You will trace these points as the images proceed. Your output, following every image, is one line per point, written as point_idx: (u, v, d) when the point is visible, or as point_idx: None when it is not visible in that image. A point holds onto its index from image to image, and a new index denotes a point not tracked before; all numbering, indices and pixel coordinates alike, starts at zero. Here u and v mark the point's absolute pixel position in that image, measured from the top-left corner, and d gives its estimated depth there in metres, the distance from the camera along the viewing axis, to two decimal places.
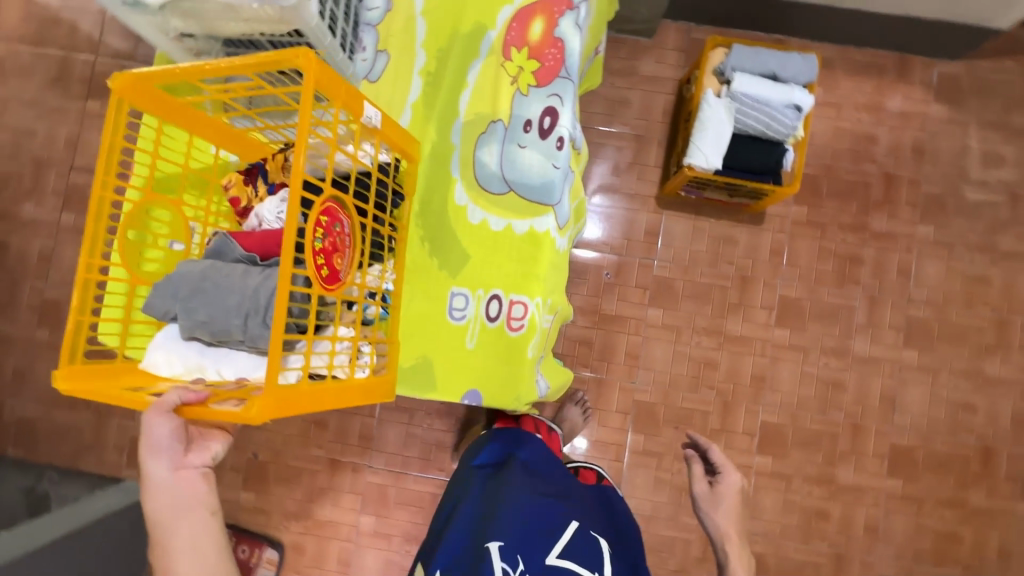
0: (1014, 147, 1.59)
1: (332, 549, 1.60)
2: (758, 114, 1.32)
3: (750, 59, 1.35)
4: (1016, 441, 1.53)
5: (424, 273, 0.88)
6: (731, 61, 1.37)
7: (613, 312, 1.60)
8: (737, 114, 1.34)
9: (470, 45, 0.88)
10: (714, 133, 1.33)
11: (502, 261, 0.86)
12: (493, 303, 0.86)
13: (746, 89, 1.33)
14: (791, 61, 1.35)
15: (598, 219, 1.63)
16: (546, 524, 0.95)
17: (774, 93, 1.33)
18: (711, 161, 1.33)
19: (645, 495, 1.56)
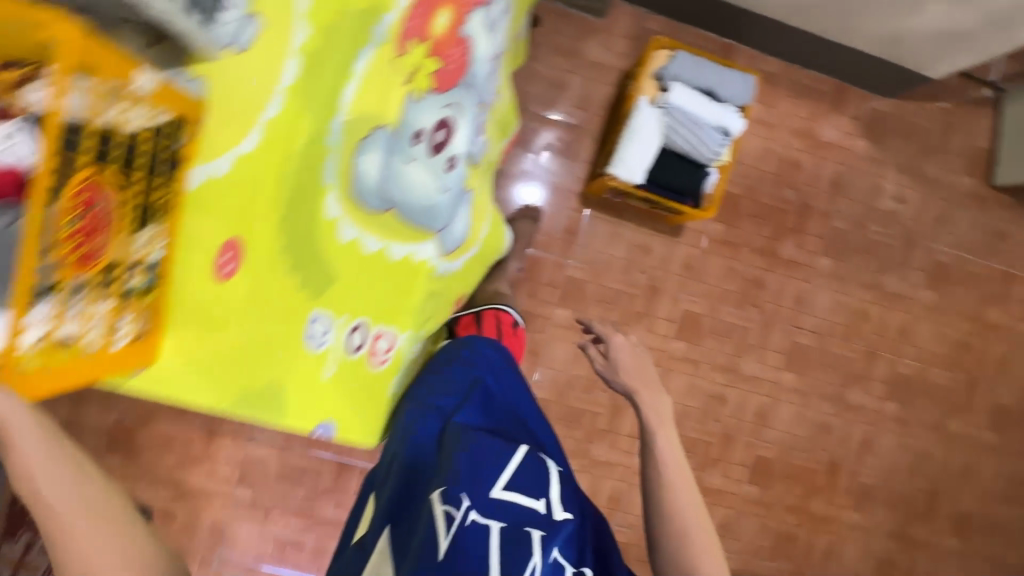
0: (919, 193, 1.66)
1: (204, 518, 1.55)
2: (687, 132, 1.27)
3: (691, 69, 1.28)
4: (859, 460, 1.71)
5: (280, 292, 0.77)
6: (672, 68, 1.29)
7: (521, 308, 1.57)
8: (667, 129, 1.28)
9: (356, 6, 0.69)
10: (642, 145, 1.27)
11: (371, 287, 0.81)
12: (355, 334, 0.84)
13: (681, 102, 1.27)
14: (731, 79, 1.29)
15: (547, 189, 1.56)
16: (489, 447, 0.84)
17: (706, 112, 1.28)
18: (634, 175, 1.28)
19: None
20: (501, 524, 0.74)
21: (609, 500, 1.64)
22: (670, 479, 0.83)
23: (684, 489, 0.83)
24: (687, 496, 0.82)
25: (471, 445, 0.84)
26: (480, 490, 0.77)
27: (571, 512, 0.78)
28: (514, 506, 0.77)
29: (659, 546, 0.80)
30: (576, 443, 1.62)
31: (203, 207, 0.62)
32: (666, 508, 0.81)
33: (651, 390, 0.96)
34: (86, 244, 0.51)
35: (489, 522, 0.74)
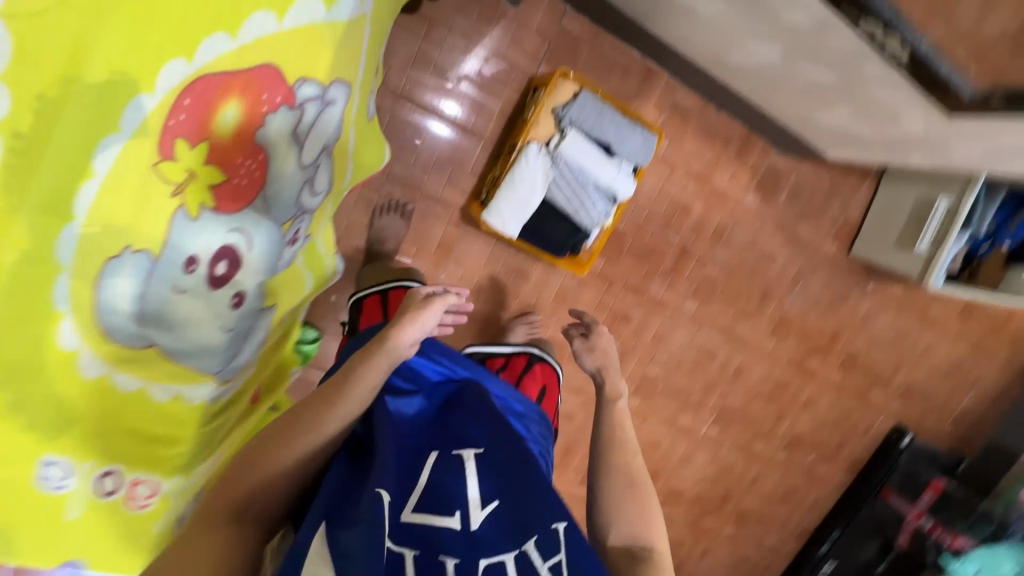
0: (787, 251, 1.73)
1: None
2: (573, 188, 1.16)
3: (591, 117, 1.14)
4: (675, 470, 1.96)
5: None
6: (572, 110, 1.14)
7: None
8: (553, 179, 1.16)
9: (93, 81, 0.45)
10: (522, 194, 1.15)
11: (130, 430, 0.67)
12: (108, 479, 0.69)
13: (573, 154, 1.15)
14: (631, 137, 1.17)
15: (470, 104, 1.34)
16: (407, 448, 0.67)
17: (597, 168, 1.16)
18: (508, 225, 1.16)
19: None
20: (415, 553, 0.59)
21: None
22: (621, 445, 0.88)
23: (632, 457, 0.87)
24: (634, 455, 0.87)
25: (395, 437, 0.68)
26: (397, 503, 0.60)
27: (502, 503, 0.65)
28: (429, 529, 0.61)
29: (603, 502, 0.82)
30: None
31: None
32: (614, 463, 0.85)
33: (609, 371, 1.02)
34: None
35: (403, 551, 0.58)
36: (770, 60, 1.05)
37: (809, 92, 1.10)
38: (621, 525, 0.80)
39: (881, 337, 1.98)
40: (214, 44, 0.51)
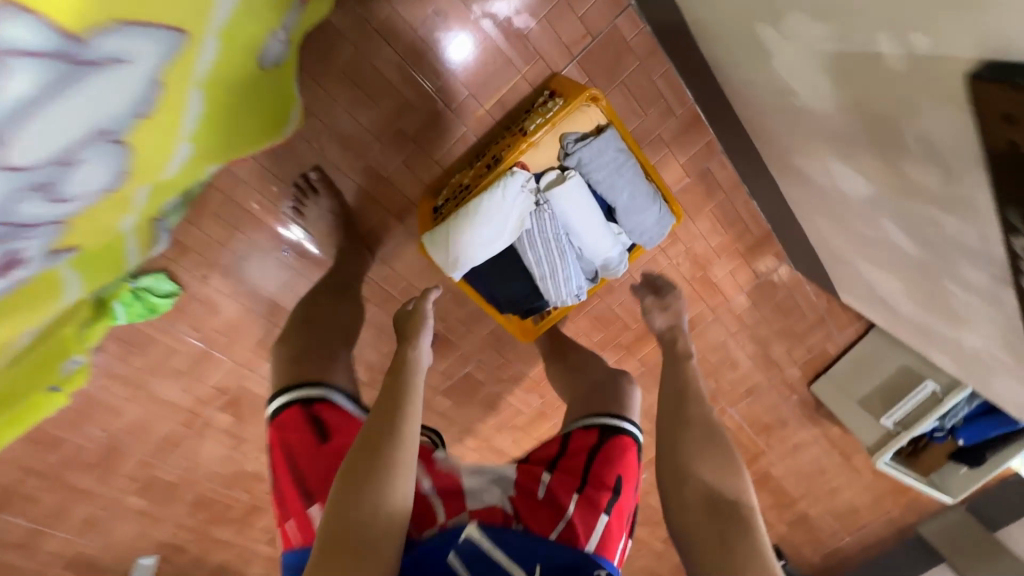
0: (751, 366, 1.55)
1: None
2: (553, 250, 0.88)
3: (608, 167, 0.86)
4: None
5: None
6: (586, 150, 0.85)
7: (267, 295, 1.18)
8: (530, 230, 0.87)
9: None
10: (484, 233, 0.85)
11: None
12: None
13: (567, 207, 0.86)
14: (646, 209, 0.90)
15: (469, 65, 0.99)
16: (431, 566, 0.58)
17: (590, 235, 0.89)
18: (455, 263, 0.88)
19: (207, 462, 1.39)
20: None
21: None
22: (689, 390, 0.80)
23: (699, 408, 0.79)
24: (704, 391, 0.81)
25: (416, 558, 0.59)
26: None
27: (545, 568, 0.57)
28: None
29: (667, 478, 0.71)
30: None
31: None
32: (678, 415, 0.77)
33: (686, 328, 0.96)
34: None
35: None
36: (847, 192, 0.79)
37: (870, 244, 0.86)
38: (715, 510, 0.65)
39: (800, 470, 1.89)
40: None
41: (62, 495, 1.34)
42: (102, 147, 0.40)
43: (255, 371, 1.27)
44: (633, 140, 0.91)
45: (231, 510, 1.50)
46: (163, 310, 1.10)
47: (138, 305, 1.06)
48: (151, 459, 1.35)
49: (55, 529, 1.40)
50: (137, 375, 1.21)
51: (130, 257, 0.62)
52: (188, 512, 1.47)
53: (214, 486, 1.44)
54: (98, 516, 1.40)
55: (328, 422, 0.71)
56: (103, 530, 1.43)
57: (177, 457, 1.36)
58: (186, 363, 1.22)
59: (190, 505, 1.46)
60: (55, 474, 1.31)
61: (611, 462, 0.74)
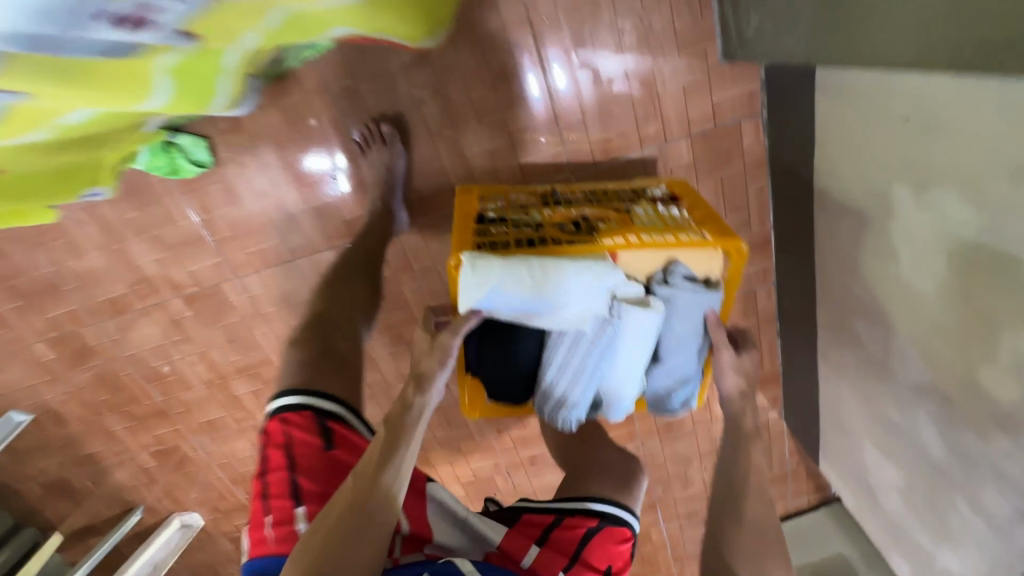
0: (700, 494, 1.51)
1: None
2: (579, 364, 0.81)
3: (683, 321, 0.81)
4: None
5: None
6: (681, 292, 0.78)
7: (292, 213, 1.11)
8: (583, 333, 0.79)
9: None
10: (539, 304, 0.76)
11: None
12: None
13: (624, 338, 0.78)
14: (684, 382, 0.87)
15: (595, 96, 1.00)
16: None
17: (621, 377, 0.82)
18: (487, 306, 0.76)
19: (137, 345, 1.27)
20: None
21: (207, 420, 1.39)
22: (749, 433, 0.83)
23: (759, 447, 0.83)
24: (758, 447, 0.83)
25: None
26: None
27: None
28: None
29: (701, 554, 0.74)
30: (222, 361, 1.29)
31: None
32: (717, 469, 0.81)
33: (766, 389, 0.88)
34: None
35: None
36: (897, 373, 0.81)
37: (885, 432, 0.88)
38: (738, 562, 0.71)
39: None
40: None
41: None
42: None
43: (238, 279, 1.19)
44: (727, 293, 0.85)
45: (134, 404, 1.36)
46: (182, 176, 1.04)
47: (162, 159, 1.00)
48: (83, 314, 1.22)
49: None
50: (119, 225, 1.11)
51: (218, 100, 0.78)
52: (90, 385, 1.33)
53: (132, 372, 1.32)
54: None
55: (330, 425, 0.80)
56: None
57: (111, 325, 1.24)
58: (176, 239, 1.13)
59: (97, 377, 1.32)
60: None
61: (603, 548, 0.78)
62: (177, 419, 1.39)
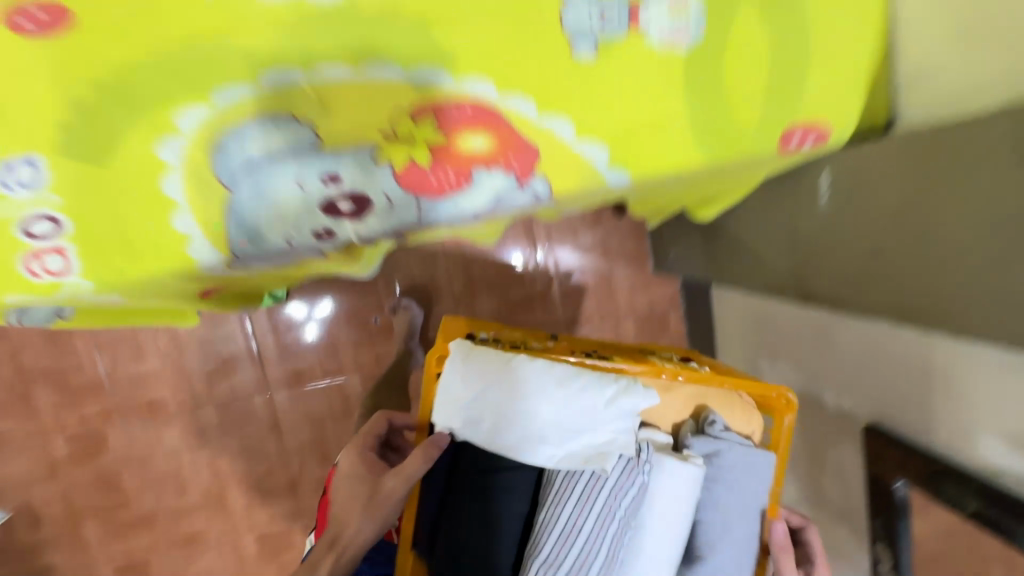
0: None
1: None
2: (592, 518, 0.87)
3: (734, 490, 0.96)
4: None
5: (63, 83, 0.55)
6: (732, 455, 0.95)
7: (335, 343, 1.42)
8: (608, 477, 0.88)
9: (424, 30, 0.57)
10: (553, 430, 0.87)
11: (124, 210, 0.57)
12: (43, 223, 0.57)
13: (661, 496, 0.91)
14: (723, 564, 0.94)
15: (573, 284, 1.49)
16: None
17: (647, 540, 0.91)
18: (477, 422, 0.88)
19: (152, 449, 1.40)
20: None
21: (188, 535, 1.44)
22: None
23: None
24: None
25: None
26: None
27: None
28: None
29: None
30: (228, 470, 1.42)
31: None
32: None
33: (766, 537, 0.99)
34: None
35: None
36: None
37: None
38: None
39: None
40: (485, 89, 0.60)
41: (12, 395, 1.33)
42: (473, 222, 0.74)
43: (273, 394, 1.41)
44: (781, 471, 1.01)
45: (121, 510, 1.40)
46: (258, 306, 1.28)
47: None
48: (116, 412, 1.37)
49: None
50: (187, 338, 1.36)
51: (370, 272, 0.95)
52: (85, 486, 1.39)
53: (135, 474, 1.40)
54: (10, 437, 1.34)
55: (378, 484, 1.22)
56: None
57: (137, 426, 1.38)
58: (231, 354, 1.38)
59: (96, 478, 1.39)
60: (32, 373, 1.33)
61: None
62: (157, 531, 1.43)
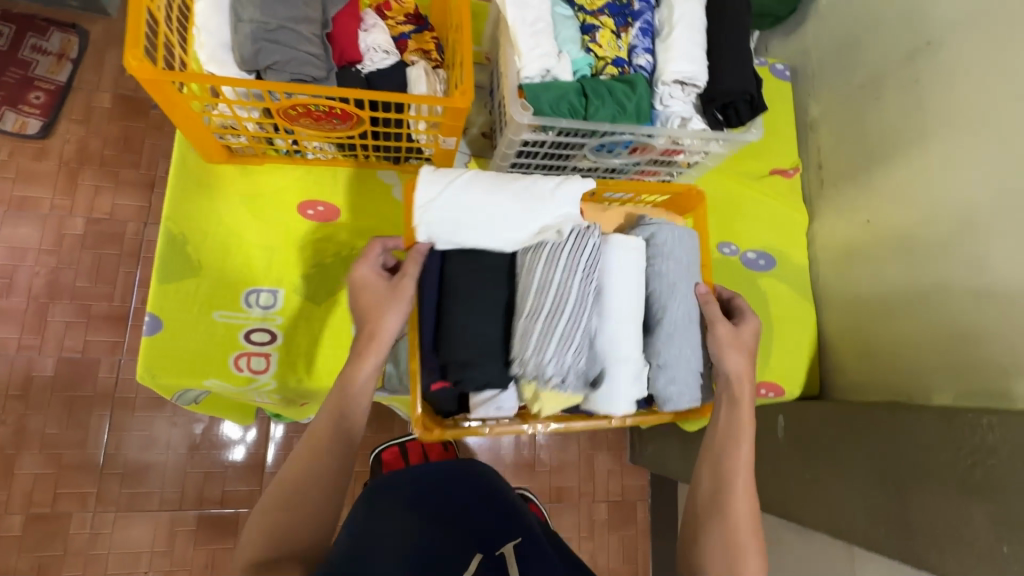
0: None
1: (35, 193, 1.43)
2: (576, 286, 0.61)
3: (680, 266, 0.69)
4: None
5: (314, 245, 0.84)
6: (665, 230, 0.69)
7: None
8: (564, 242, 0.62)
9: None
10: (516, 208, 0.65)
11: (319, 336, 0.80)
12: (261, 332, 0.78)
13: (619, 276, 0.64)
14: (686, 349, 0.68)
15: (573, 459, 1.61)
16: None
17: (615, 317, 0.64)
18: (445, 240, 0.65)
19: (110, 546, 1.31)
20: None
21: None
22: (735, 472, 0.67)
23: (746, 522, 0.65)
24: (747, 511, 0.66)
25: None
26: None
27: None
28: None
29: None
30: None
31: (364, 181, 0.87)
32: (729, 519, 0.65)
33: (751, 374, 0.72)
34: (320, 116, 0.71)
35: None
36: None
37: None
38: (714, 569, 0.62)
39: None
40: None
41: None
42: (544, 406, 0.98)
43: None
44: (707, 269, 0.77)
45: None
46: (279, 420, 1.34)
47: None
48: (91, 498, 1.32)
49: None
50: (201, 432, 1.38)
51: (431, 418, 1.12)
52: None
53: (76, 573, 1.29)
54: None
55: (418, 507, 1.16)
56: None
57: (107, 518, 1.32)
58: (233, 459, 1.39)
59: (31, 569, 1.28)
60: (31, 438, 1.32)
61: None
62: None
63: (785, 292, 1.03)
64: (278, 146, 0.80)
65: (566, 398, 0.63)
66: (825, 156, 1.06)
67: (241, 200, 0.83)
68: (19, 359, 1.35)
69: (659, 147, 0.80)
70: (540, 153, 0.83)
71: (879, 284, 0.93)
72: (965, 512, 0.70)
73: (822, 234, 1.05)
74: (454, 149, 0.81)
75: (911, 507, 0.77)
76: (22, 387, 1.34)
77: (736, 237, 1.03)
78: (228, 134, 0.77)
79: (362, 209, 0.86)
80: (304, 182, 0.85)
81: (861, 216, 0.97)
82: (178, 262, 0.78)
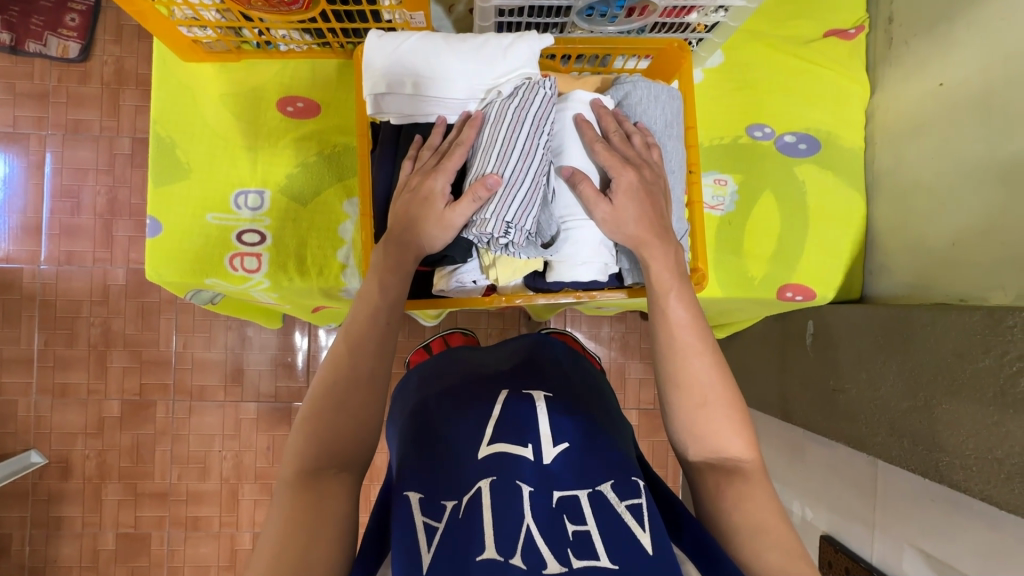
0: None
1: (72, 96, 1.31)
2: (530, 141, 0.56)
3: (655, 126, 0.66)
4: None
5: (296, 146, 0.82)
6: (640, 88, 0.66)
7: None
8: (515, 96, 0.58)
9: None
10: (469, 62, 0.61)
11: (307, 236, 0.81)
12: (252, 233, 0.80)
13: (574, 136, 0.62)
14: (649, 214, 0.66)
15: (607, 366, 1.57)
16: None
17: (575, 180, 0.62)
18: (412, 86, 0.62)
19: (189, 431, 1.35)
20: None
21: (184, 526, 1.35)
22: (676, 331, 0.60)
23: (705, 380, 0.58)
24: (700, 365, 0.59)
25: None
26: None
27: None
28: None
29: None
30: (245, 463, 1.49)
31: (342, 71, 0.82)
32: (677, 377, 0.59)
33: (655, 221, 0.60)
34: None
35: None
36: None
37: None
38: (694, 441, 0.59)
39: None
40: None
41: (88, 353, 1.34)
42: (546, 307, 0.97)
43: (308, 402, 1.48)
44: (693, 141, 0.72)
45: (144, 480, 1.34)
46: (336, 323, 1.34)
47: None
48: (170, 390, 1.35)
49: (32, 364, 1.32)
50: (253, 335, 1.35)
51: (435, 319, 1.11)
52: (120, 450, 1.35)
53: (166, 451, 1.35)
54: (76, 388, 1.33)
55: None
56: (55, 401, 1.33)
57: (184, 406, 1.35)
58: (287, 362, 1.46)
59: (131, 447, 1.34)
60: (114, 339, 1.34)
61: None
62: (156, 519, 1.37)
63: (826, 182, 0.88)
64: (247, 37, 0.76)
65: (525, 264, 0.62)
66: (899, 6, 0.84)
67: (221, 100, 0.81)
68: (95, 270, 1.32)
69: (661, 4, 0.67)
70: (521, 24, 0.73)
71: (939, 165, 0.77)
72: (1000, 427, 0.61)
73: (883, 109, 0.87)
74: (426, 26, 0.73)
75: (938, 419, 0.68)
76: (101, 293, 1.33)
77: (772, 119, 0.88)
78: (193, 28, 0.73)
79: (340, 104, 0.82)
80: (282, 77, 0.82)
81: (932, 81, 0.79)
82: (168, 167, 0.80)
